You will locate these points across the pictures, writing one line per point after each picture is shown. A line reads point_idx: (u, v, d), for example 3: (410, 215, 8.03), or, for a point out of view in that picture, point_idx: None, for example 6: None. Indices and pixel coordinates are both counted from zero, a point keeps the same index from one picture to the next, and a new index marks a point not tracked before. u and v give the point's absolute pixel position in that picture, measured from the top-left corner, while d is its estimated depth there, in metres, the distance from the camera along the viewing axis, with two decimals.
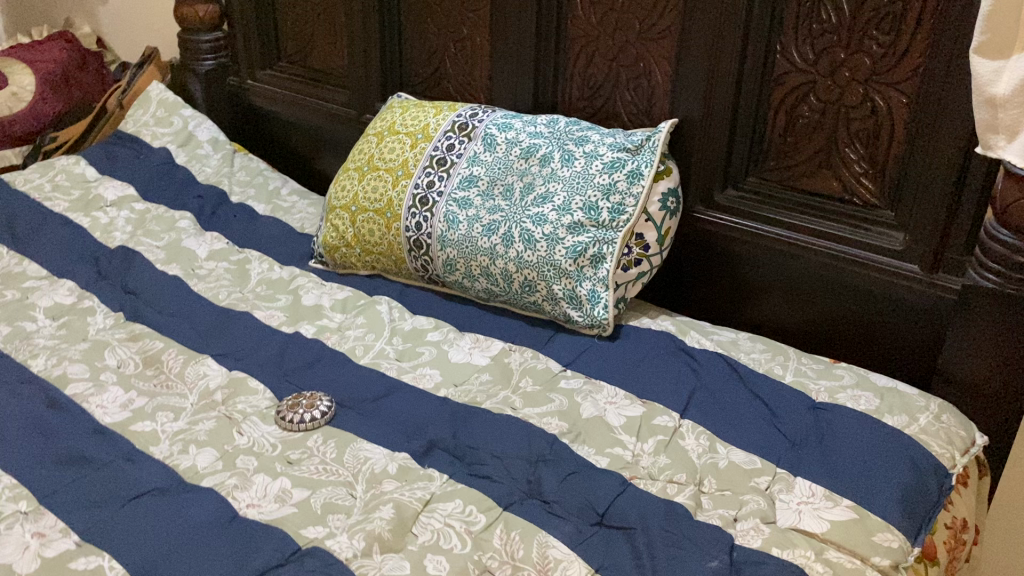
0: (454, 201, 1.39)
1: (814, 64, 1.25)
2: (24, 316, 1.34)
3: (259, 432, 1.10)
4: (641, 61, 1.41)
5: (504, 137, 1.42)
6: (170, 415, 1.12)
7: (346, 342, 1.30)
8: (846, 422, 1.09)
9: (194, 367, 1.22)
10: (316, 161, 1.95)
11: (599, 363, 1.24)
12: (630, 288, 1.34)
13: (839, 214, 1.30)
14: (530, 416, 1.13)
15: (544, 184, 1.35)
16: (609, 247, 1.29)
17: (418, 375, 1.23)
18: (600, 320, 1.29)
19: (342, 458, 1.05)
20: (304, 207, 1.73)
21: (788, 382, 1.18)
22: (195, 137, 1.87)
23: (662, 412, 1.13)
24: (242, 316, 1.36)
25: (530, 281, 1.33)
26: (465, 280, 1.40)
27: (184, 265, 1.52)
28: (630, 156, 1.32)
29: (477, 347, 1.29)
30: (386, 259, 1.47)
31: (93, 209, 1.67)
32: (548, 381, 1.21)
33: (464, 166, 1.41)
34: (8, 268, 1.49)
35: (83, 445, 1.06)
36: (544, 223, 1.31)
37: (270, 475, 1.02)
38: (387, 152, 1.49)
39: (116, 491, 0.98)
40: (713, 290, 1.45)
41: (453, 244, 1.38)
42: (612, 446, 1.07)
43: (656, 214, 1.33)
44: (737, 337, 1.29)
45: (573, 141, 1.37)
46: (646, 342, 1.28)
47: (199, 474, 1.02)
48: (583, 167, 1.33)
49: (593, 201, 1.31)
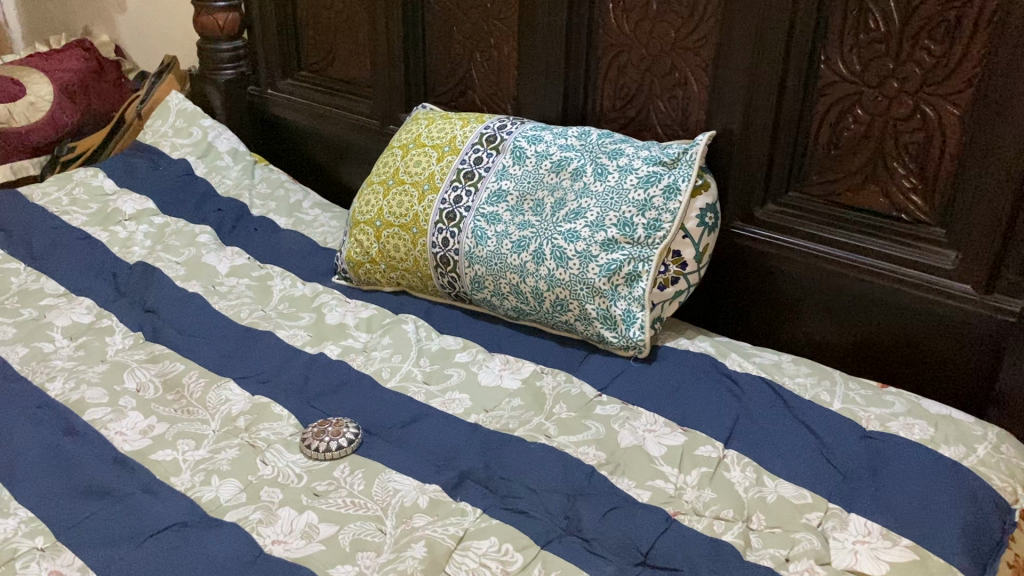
0: (482, 216, 1.34)
1: (861, 75, 1.19)
2: (41, 335, 1.30)
3: (284, 460, 1.05)
4: (677, 71, 1.36)
5: (534, 150, 1.37)
6: (191, 444, 1.08)
7: (371, 364, 1.26)
8: (900, 453, 1.04)
9: (215, 392, 1.17)
10: (339, 173, 1.91)
11: (637, 387, 1.19)
12: (667, 307, 1.29)
13: (887, 231, 1.24)
14: (566, 445, 1.08)
15: (576, 200, 1.30)
16: (644, 265, 1.24)
17: (447, 401, 1.18)
18: (636, 341, 1.24)
19: (371, 490, 1.01)
20: (326, 220, 1.69)
21: (836, 409, 1.12)
22: (215, 147, 1.84)
23: (705, 442, 1.08)
24: (264, 336, 1.32)
25: (562, 300, 1.28)
26: (493, 298, 1.35)
27: (204, 282, 1.48)
28: (666, 170, 1.27)
29: (508, 369, 1.24)
30: (412, 276, 1.43)
31: (112, 223, 1.63)
32: (584, 406, 1.16)
33: (492, 179, 1.37)
34: (25, 284, 1.45)
35: (101, 477, 1.01)
36: (576, 240, 1.26)
37: (297, 508, 0.98)
38: (413, 165, 1.44)
39: (136, 527, 0.94)
40: (752, 308, 1.40)
41: (481, 260, 1.33)
42: (654, 478, 1.02)
43: (694, 230, 1.27)
44: (780, 359, 1.24)
45: (606, 153, 1.32)
46: (685, 365, 1.23)
47: (222, 507, 0.97)
48: (618, 182, 1.28)
49: (628, 217, 1.25)
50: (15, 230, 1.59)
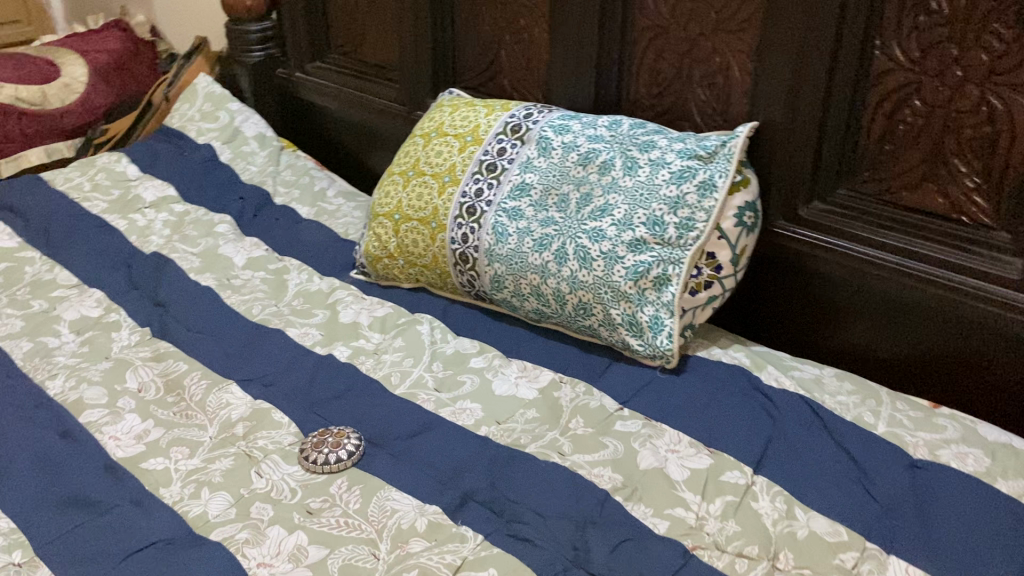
0: (504, 211, 1.26)
1: (920, 62, 1.07)
2: (48, 330, 1.26)
3: (279, 472, 1.00)
4: (717, 56, 1.26)
5: (560, 140, 1.28)
6: (185, 452, 1.02)
7: (381, 367, 1.19)
8: (949, 488, 0.93)
9: (216, 395, 1.12)
10: (368, 160, 1.85)
11: (662, 400, 1.10)
12: (699, 313, 1.19)
13: (944, 235, 1.12)
14: (580, 465, 1.00)
15: (603, 196, 1.21)
16: (675, 269, 1.15)
17: (458, 411, 1.10)
18: (663, 350, 1.15)
19: (366, 510, 0.94)
20: (350, 210, 1.63)
21: (879, 433, 1.02)
22: (241, 132, 1.79)
23: (732, 466, 0.99)
24: (274, 335, 1.26)
25: (584, 303, 1.19)
26: (514, 299, 1.27)
27: (218, 274, 1.43)
28: (702, 164, 1.17)
29: (525, 376, 1.17)
30: (430, 273, 1.35)
31: (131, 211, 1.60)
32: (602, 421, 1.07)
33: (516, 172, 1.29)
34: (39, 275, 1.42)
35: (90, 486, 0.97)
36: (602, 239, 1.18)
37: (287, 527, 0.92)
38: (433, 156, 1.37)
39: (118, 544, 0.89)
40: (793, 314, 1.30)
41: (501, 259, 1.25)
42: (673, 506, 0.94)
43: (731, 230, 1.17)
44: (821, 374, 1.14)
45: (637, 146, 1.22)
46: (717, 377, 1.13)
47: (209, 524, 0.92)
48: (648, 177, 1.19)
49: (659, 215, 1.16)
50: (34, 217, 1.56)
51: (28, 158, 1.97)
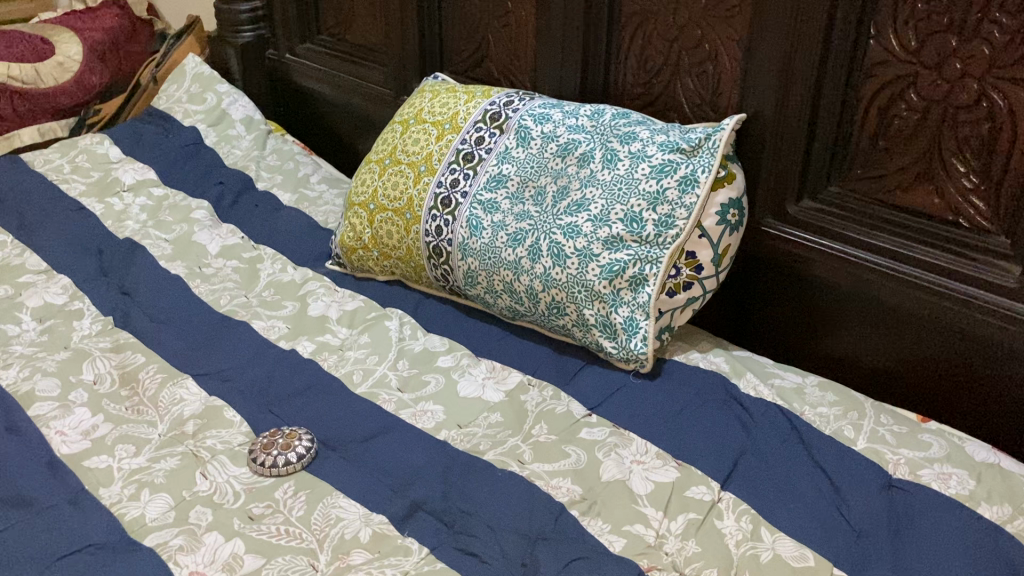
0: (479, 203, 1.21)
1: (917, 54, 1.00)
2: (8, 317, 1.24)
3: (225, 474, 0.96)
4: (707, 43, 1.19)
5: (540, 130, 1.22)
6: (131, 450, 0.99)
7: (344, 365, 1.14)
8: (928, 512, 0.88)
9: (170, 390, 1.08)
10: (357, 146, 1.80)
11: (633, 406, 1.05)
12: (678, 316, 1.13)
13: (940, 238, 1.05)
14: (538, 475, 0.95)
15: (580, 189, 1.15)
16: (652, 268, 1.09)
17: (418, 412, 1.06)
18: (637, 354, 1.09)
19: (310, 518, 0.90)
20: (332, 198, 1.58)
21: (860, 449, 0.96)
22: (228, 115, 1.75)
23: (699, 481, 0.93)
24: (238, 328, 1.22)
25: (557, 302, 1.14)
26: (487, 296, 1.22)
27: (190, 262, 1.39)
28: (684, 158, 1.10)
29: (493, 378, 1.12)
30: (405, 266, 1.31)
31: (109, 194, 1.56)
32: (567, 428, 1.02)
33: (493, 162, 1.23)
34: (8, 260, 1.39)
35: (28, 483, 0.94)
36: (576, 235, 1.12)
37: (224, 533, 0.87)
38: (410, 144, 1.32)
39: (47, 547, 0.86)
40: (780, 318, 1.23)
41: (475, 254, 1.20)
42: (632, 522, 0.88)
43: (713, 228, 1.11)
44: (803, 383, 1.07)
45: (618, 137, 1.16)
46: (694, 383, 1.07)
47: (144, 528, 0.88)
48: (627, 170, 1.12)
49: (636, 211, 1.10)
50: (9, 199, 1.53)
51: (20, 138, 1.94)
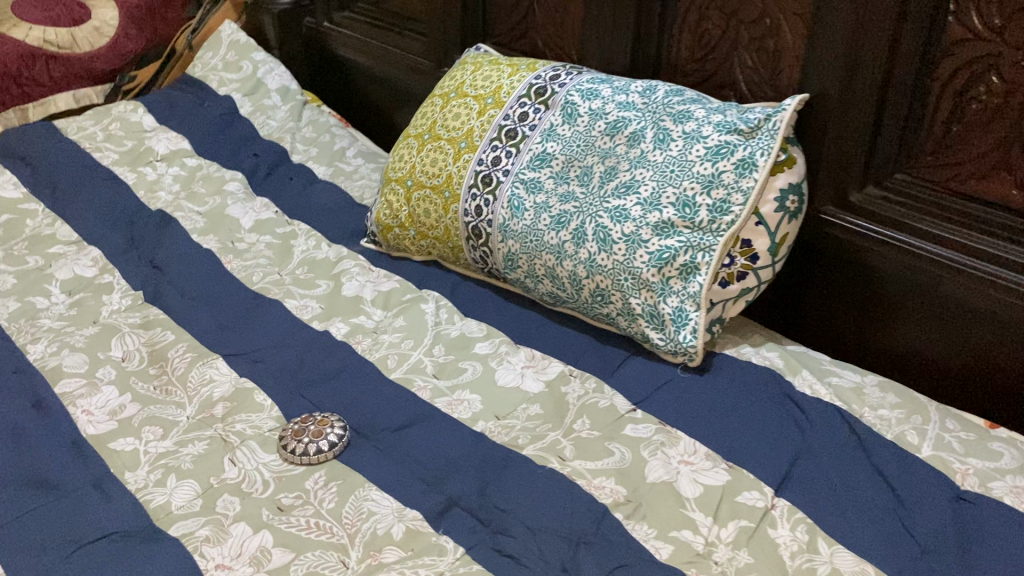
0: (521, 182, 1.16)
1: (1000, 33, 0.93)
2: (37, 290, 1.22)
3: (254, 461, 0.92)
4: (768, 16, 1.11)
5: (587, 106, 1.16)
6: (157, 433, 0.95)
7: (378, 349, 1.10)
8: (1000, 529, 0.82)
9: (199, 370, 1.05)
10: (395, 119, 1.75)
11: (681, 402, 0.99)
12: (730, 307, 1.07)
13: (1015, 231, 0.98)
14: (580, 474, 0.90)
15: (629, 170, 1.09)
16: (705, 256, 1.03)
17: (455, 402, 1.01)
18: (686, 347, 1.03)
19: (341, 511, 0.86)
20: (369, 172, 1.53)
21: (924, 456, 0.90)
22: (264, 84, 1.70)
23: (751, 486, 0.88)
24: (270, 306, 1.18)
25: (602, 290, 1.08)
26: (528, 280, 1.16)
27: (222, 236, 1.35)
28: (741, 139, 1.04)
29: (532, 367, 1.07)
30: (442, 246, 1.26)
31: (141, 163, 1.53)
32: (610, 424, 0.97)
33: (537, 140, 1.17)
34: (39, 230, 1.37)
35: (52, 464, 0.91)
36: (624, 219, 1.06)
37: (252, 525, 0.84)
38: (451, 119, 1.26)
39: (71, 533, 0.83)
40: (835, 310, 1.17)
41: (516, 236, 1.15)
42: (679, 528, 0.84)
43: (771, 215, 1.04)
44: (862, 383, 1.01)
45: (671, 116, 1.09)
46: (746, 379, 1.02)
47: (170, 516, 0.85)
48: (681, 151, 1.06)
49: (689, 196, 1.04)
50: (42, 166, 1.51)
51: (55, 104, 1.90)
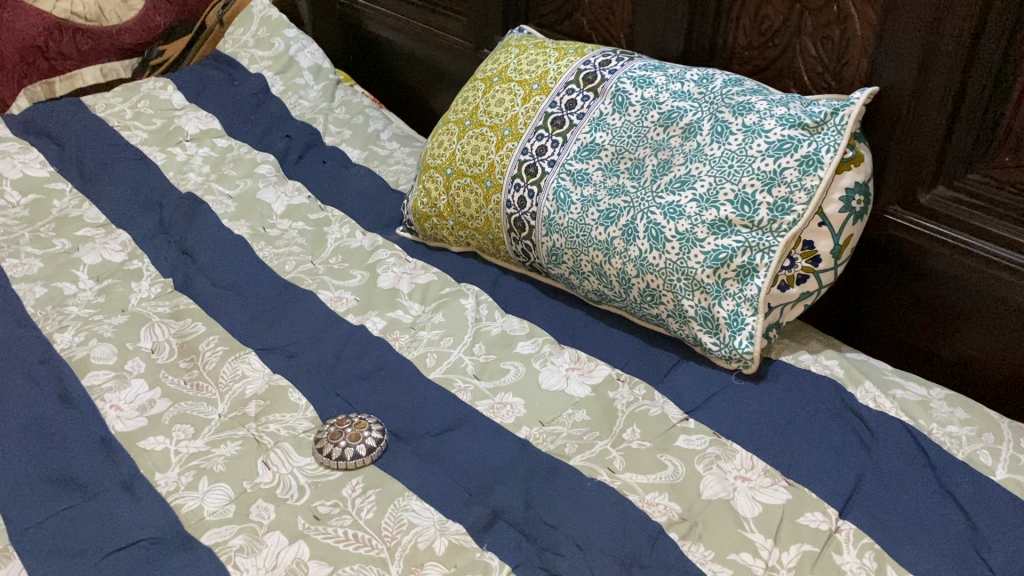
0: (568, 174, 1.10)
1: None
2: (64, 275, 1.18)
3: (288, 465, 0.88)
4: (836, 3, 1.04)
5: (640, 95, 1.10)
6: (188, 432, 0.91)
7: (416, 346, 1.06)
8: None
9: (231, 365, 1.01)
10: (431, 100, 1.69)
11: (737, 413, 0.94)
12: (788, 311, 1.02)
13: None
14: (631, 488, 0.85)
15: (684, 164, 1.03)
16: (764, 258, 0.97)
17: (497, 406, 0.97)
18: (742, 353, 0.97)
19: (380, 522, 0.82)
20: (404, 156, 1.47)
21: (999, 480, 0.84)
22: (296, 63, 1.65)
23: (813, 507, 0.83)
24: (304, 298, 1.14)
25: (652, 290, 1.03)
26: (573, 277, 1.11)
27: (254, 222, 1.31)
28: (805, 135, 0.97)
29: (578, 370, 1.02)
30: (483, 237, 1.21)
31: (171, 143, 1.49)
32: (662, 434, 0.92)
33: (585, 129, 1.12)
34: (66, 211, 1.33)
35: (80, 463, 0.87)
36: (678, 216, 1.00)
37: (287, 534, 0.80)
38: (493, 105, 1.21)
39: (99, 539, 0.79)
40: (896, 315, 1.11)
41: (562, 230, 1.09)
42: (738, 551, 0.79)
43: (835, 216, 0.98)
44: (928, 396, 0.95)
45: (731, 107, 1.03)
46: (805, 390, 0.96)
47: (202, 523, 0.81)
48: (740, 146, 0.99)
49: (749, 193, 0.98)
50: (69, 144, 1.47)
51: (82, 78, 1.85)
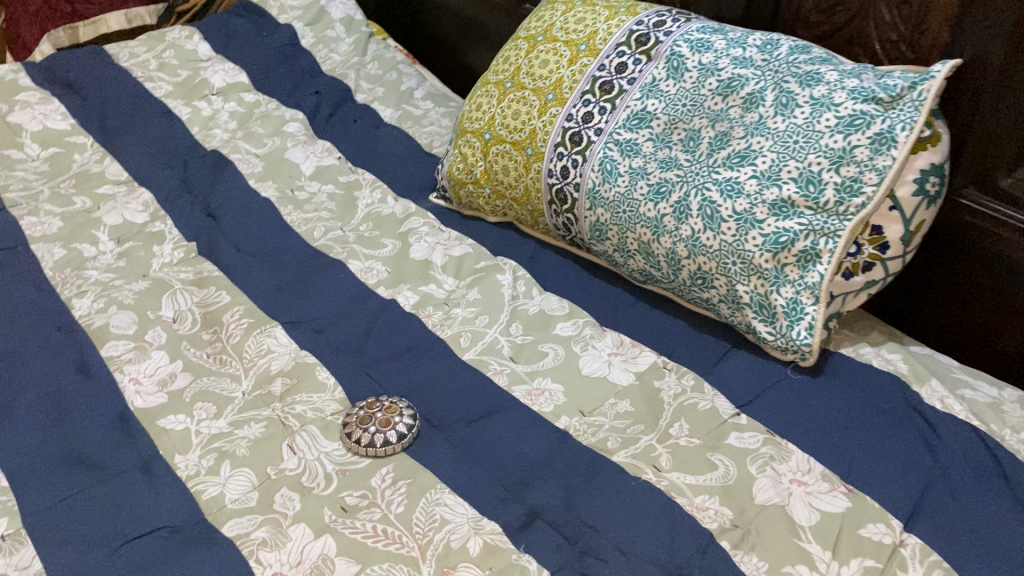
0: (615, 144, 1.03)
1: None
2: (84, 236, 1.13)
3: (315, 450, 0.83)
4: None
5: (697, 60, 1.01)
6: (210, 411, 0.87)
7: (449, 325, 1.00)
8: None
9: (257, 339, 0.96)
10: (467, 56, 1.62)
11: (793, 409, 0.88)
12: (850, 300, 0.95)
13: None
14: (679, 490, 0.79)
15: (744, 137, 0.95)
16: (828, 243, 0.89)
17: (536, 392, 0.91)
18: (800, 345, 0.91)
19: (411, 517, 0.77)
20: (438, 117, 1.40)
21: None
22: (327, 14, 1.58)
23: (876, 517, 0.77)
24: (332, 268, 1.08)
25: (704, 272, 0.96)
26: (617, 254, 1.05)
27: (281, 184, 1.25)
28: (879, 110, 0.88)
29: (621, 355, 0.96)
30: (521, 208, 1.14)
31: (196, 97, 1.42)
32: (711, 431, 0.86)
33: (636, 96, 1.04)
34: (87, 167, 1.28)
35: (98, 442, 0.83)
36: (736, 195, 0.93)
37: (313, 527, 0.75)
38: (537, 66, 1.14)
39: (116, 526, 0.75)
40: (962, 306, 1.03)
41: (607, 204, 1.02)
42: (795, 564, 0.73)
43: (907, 199, 0.90)
44: (1000, 398, 0.89)
45: (798, 77, 0.94)
46: (866, 387, 0.90)
47: (224, 512, 0.77)
48: (807, 120, 0.91)
49: (814, 171, 0.90)
50: (91, 95, 1.41)
51: (107, 23, 1.78)
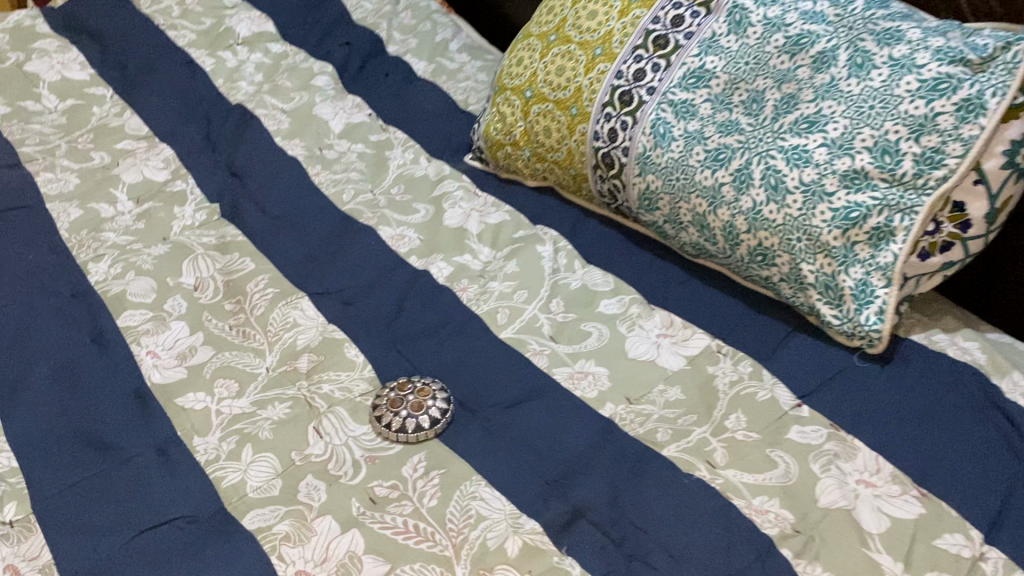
0: (669, 105, 0.95)
1: None
2: (102, 195, 1.07)
3: (342, 435, 0.78)
4: None
5: (763, 13, 0.92)
6: (232, 389, 0.81)
7: (486, 299, 0.93)
8: None
9: (282, 311, 0.90)
10: (506, 6, 1.52)
11: (859, 401, 0.81)
12: (925, 281, 0.87)
13: None
14: (735, 490, 0.73)
15: (813, 101, 0.86)
16: (904, 220, 0.81)
17: (579, 375, 0.84)
18: (868, 331, 0.83)
19: (444, 512, 0.71)
20: (475, 71, 1.31)
21: None
22: None
23: (953, 526, 0.70)
24: (362, 235, 1.02)
25: (764, 248, 0.88)
26: (668, 226, 0.97)
27: (309, 141, 1.18)
28: (968, 73, 0.79)
29: (671, 337, 0.89)
30: (563, 172, 1.07)
31: (220, 46, 1.35)
32: (771, 424, 0.79)
33: (693, 53, 0.95)
34: (105, 121, 1.22)
35: (113, 421, 0.78)
36: (803, 164, 0.85)
37: (340, 520, 0.70)
38: (584, 18, 1.05)
39: (130, 513, 0.70)
40: None
41: (658, 171, 0.94)
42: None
43: (995, 173, 0.81)
44: None
45: (874, 34, 0.85)
46: (940, 378, 0.82)
47: (245, 502, 0.72)
48: (885, 82, 0.82)
49: (891, 140, 0.81)
50: (112, 44, 1.34)
51: None
